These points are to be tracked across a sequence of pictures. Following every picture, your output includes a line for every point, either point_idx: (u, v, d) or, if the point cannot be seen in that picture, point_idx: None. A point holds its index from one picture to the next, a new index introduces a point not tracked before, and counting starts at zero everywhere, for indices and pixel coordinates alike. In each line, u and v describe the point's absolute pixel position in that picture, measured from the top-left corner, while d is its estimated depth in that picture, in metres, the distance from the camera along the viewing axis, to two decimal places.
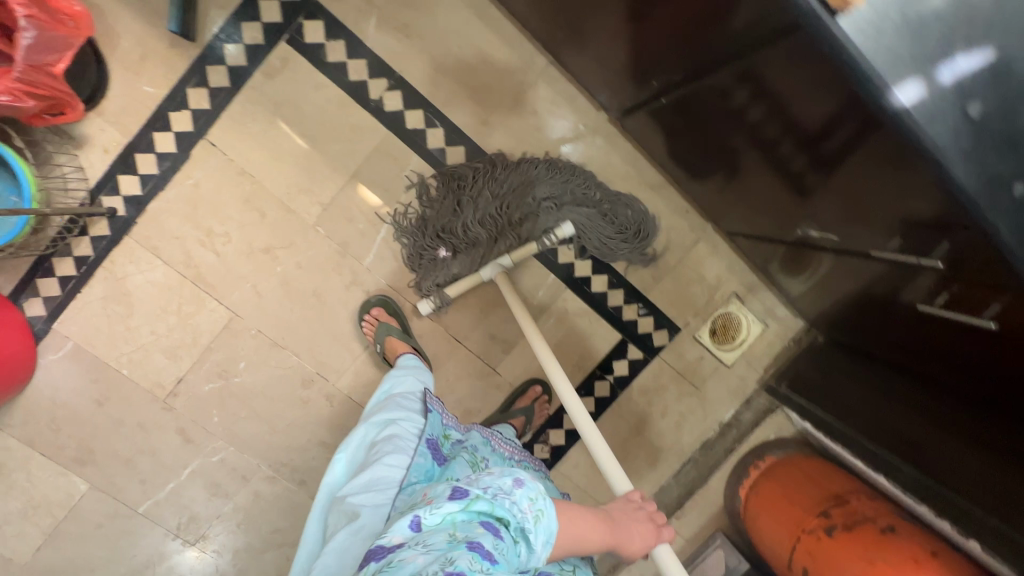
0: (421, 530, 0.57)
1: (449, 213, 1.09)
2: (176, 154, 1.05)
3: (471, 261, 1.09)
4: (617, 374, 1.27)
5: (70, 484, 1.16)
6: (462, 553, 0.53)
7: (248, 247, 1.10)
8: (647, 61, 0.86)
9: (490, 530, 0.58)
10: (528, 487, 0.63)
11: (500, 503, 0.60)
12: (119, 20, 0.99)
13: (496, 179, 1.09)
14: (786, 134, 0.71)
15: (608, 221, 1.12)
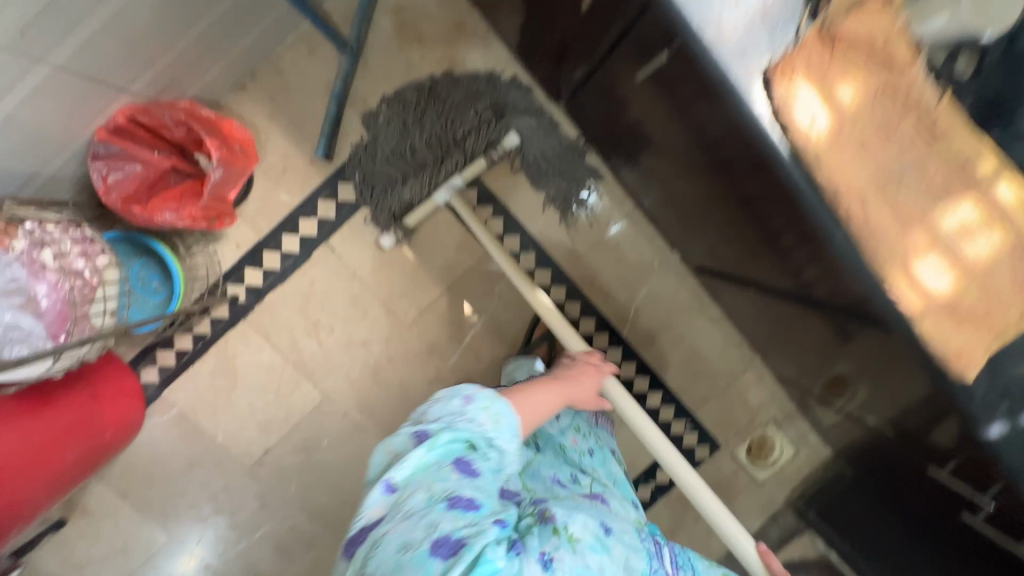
0: (402, 498, 0.55)
1: (398, 135, 1.13)
2: (299, 254, 1.18)
3: (422, 185, 1.13)
4: (659, 480, 1.38)
5: (151, 535, 1.24)
6: (449, 511, 0.52)
7: (348, 339, 1.22)
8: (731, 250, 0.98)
9: (464, 471, 0.57)
10: (480, 411, 0.62)
11: (463, 437, 0.59)
12: (270, 137, 1.12)
13: (439, 98, 1.14)
14: (820, 302, 0.75)
15: (549, 135, 1.18)
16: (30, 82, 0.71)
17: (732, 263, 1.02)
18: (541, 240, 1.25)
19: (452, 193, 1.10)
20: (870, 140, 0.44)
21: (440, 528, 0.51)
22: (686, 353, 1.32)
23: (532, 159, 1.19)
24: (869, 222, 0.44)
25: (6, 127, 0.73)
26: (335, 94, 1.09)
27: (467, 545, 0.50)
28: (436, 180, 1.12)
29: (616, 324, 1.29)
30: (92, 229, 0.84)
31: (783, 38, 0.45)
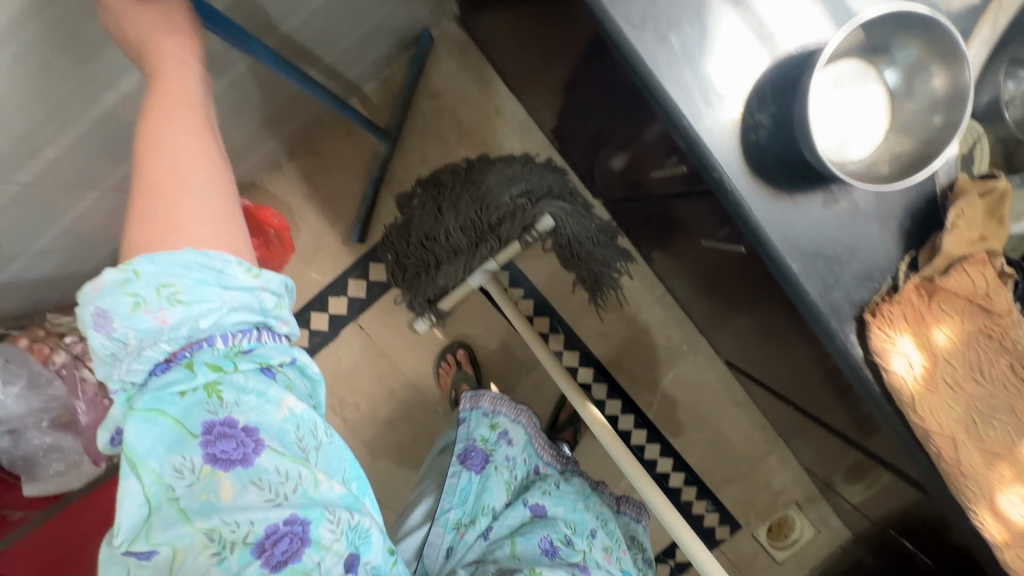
0: (179, 552, 0.42)
1: (430, 220, 1.04)
2: (328, 332, 1.17)
3: (455, 269, 1.02)
4: (679, 559, 1.37)
5: None
6: (231, 505, 0.44)
7: (372, 416, 1.21)
8: (770, 362, 0.99)
9: (218, 432, 0.44)
10: (141, 323, 0.43)
11: (174, 392, 0.44)
12: (303, 218, 1.11)
13: (472, 181, 1.04)
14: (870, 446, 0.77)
15: (588, 216, 1.06)
16: (82, 205, 0.71)
17: (771, 370, 1.03)
18: (570, 321, 1.23)
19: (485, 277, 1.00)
20: (961, 381, 0.43)
21: (260, 530, 0.44)
22: (711, 435, 1.31)
23: (565, 242, 1.05)
24: (961, 464, 0.43)
25: (54, 245, 0.73)
26: (372, 179, 1.09)
27: (309, 533, 0.45)
28: (468, 263, 1.00)
29: (641, 406, 1.28)
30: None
31: (880, 281, 0.42)
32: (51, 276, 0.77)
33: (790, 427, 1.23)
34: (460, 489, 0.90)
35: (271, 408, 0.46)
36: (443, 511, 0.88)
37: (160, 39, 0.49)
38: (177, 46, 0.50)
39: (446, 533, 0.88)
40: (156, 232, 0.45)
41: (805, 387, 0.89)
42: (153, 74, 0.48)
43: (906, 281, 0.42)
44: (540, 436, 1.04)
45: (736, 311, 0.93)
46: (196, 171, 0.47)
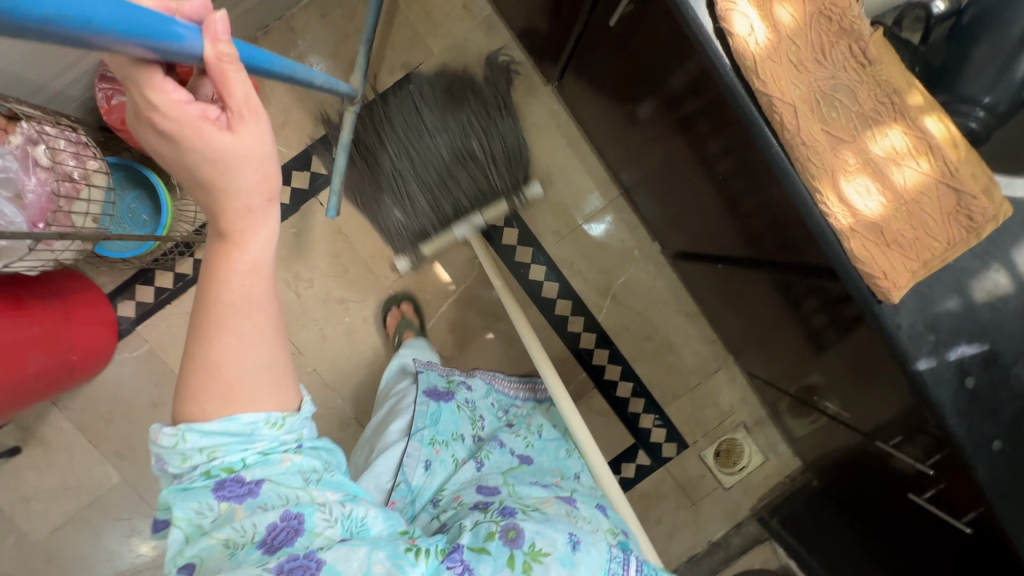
0: (203, 564, 0.49)
1: (386, 188, 1.13)
2: (288, 205, 1.21)
3: (431, 213, 1.13)
4: (624, 474, 1.36)
5: (104, 475, 1.24)
6: (243, 522, 0.50)
7: (325, 295, 1.24)
8: (706, 226, 1.03)
9: (233, 485, 0.51)
10: (189, 472, 0.51)
11: (196, 485, 0.50)
12: (274, 90, 1.17)
13: (398, 154, 1.11)
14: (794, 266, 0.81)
15: (500, 120, 1.16)
16: None
17: (714, 245, 1.06)
18: (526, 217, 1.27)
19: (470, 228, 1.14)
20: (804, 60, 0.47)
21: (261, 529, 0.50)
22: (659, 345, 1.33)
23: (513, 153, 1.16)
24: (801, 133, 0.47)
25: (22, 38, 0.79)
26: (342, 144, 1.01)
27: (303, 522, 0.51)
28: (450, 210, 1.13)
29: (592, 310, 1.31)
30: (86, 134, 0.87)
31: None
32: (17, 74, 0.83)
33: (734, 333, 1.25)
34: (431, 413, 0.91)
35: (276, 459, 0.53)
36: (416, 430, 0.88)
37: (234, 172, 0.45)
38: (248, 159, 0.45)
39: (423, 448, 0.86)
40: (211, 401, 0.50)
41: (727, 228, 0.96)
42: (227, 203, 0.47)
43: None
44: (502, 380, 1.06)
45: (666, 164, 1.01)
46: (248, 348, 0.51)
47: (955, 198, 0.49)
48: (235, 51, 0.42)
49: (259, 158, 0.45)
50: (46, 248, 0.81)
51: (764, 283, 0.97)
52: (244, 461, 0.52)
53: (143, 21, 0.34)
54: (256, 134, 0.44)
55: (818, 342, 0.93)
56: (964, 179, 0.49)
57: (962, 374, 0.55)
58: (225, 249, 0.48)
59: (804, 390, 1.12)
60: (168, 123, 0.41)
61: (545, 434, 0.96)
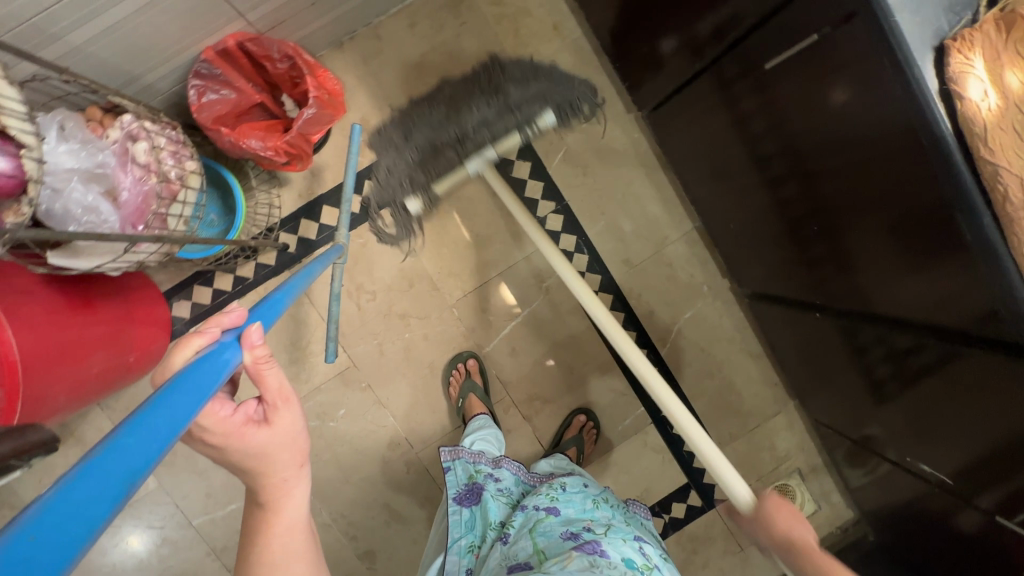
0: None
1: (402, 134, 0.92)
2: (359, 215, 1.18)
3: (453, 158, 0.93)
4: (673, 515, 1.32)
5: (141, 479, 1.19)
6: None
7: (387, 309, 1.20)
8: (788, 271, 1.00)
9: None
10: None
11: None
12: (356, 97, 1.14)
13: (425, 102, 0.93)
14: (879, 345, 0.85)
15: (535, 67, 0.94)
16: None
17: (790, 290, 1.04)
18: (597, 244, 1.24)
19: (481, 162, 0.94)
20: None
21: None
22: (721, 384, 1.30)
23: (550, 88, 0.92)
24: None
25: (130, 25, 0.76)
26: (333, 293, 1.01)
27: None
28: (466, 146, 0.92)
29: (656, 343, 1.27)
30: (185, 133, 0.82)
31: (964, 17, 0.53)
32: (116, 63, 0.81)
33: (804, 379, 1.21)
34: (464, 520, 0.91)
35: None
36: (454, 542, 0.89)
37: (274, 458, 0.53)
38: (286, 445, 0.53)
39: (461, 559, 0.88)
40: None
41: (800, 282, 0.98)
42: (267, 482, 0.53)
43: (984, 17, 0.53)
44: (528, 471, 1.04)
45: (750, 210, 0.99)
46: None
47: None
48: (269, 353, 0.53)
49: (292, 438, 0.54)
50: (133, 251, 0.77)
51: (836, 336, 0.96)
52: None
53: (216, 376, 0.46)
54: (290, 422, 0.53)
55: (879, 393, 0.93)
56: None
57: None
58: (264, 517, 0.55)
59: (862, 437, 1.10)
60: (215, 436, 0.49)
61: (572, 489, 0.92)
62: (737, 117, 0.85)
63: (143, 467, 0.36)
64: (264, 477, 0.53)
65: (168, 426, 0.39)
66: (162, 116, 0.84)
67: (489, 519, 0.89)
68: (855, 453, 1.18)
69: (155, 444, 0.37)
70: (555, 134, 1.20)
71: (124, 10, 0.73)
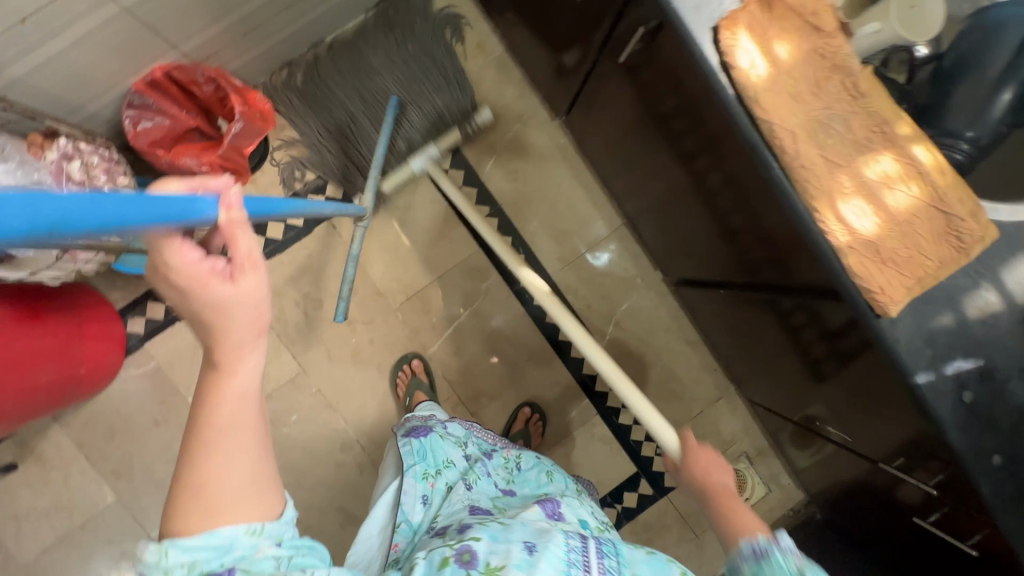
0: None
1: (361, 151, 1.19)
2: (302, 227, 1.25)
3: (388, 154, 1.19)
4: (626, 504, 1.35)
5: (99, 493, 1.22)
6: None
7: (334, 315, 1.26)
8: (702, 255, 1.06)
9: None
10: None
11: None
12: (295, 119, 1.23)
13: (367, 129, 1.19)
14: (810, 324, 0.80)
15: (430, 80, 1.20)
16: (91, 22, 0.81)
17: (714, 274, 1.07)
18: (533, 244, 1.31)
19: (427, 160, 1.18)
20: (801, 92, 0.51)
21: None
22: (662, 373, 1.34)
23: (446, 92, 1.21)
24: (800, 156, 0.51)
25: (68, 57, 0.84)
26: (354, 257, 1.09)
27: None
28: (402, 145, 1.18)
29: (595, 335, 1.33)
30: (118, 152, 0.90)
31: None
32: (58, 92, 0.88)
33: (736, 361, 1.26)
34: (416, 450, 0.88)
35: (252, 552, 0.47)
36: (408, 468, 0.85)
37: (230, 315, 0.45)
38: (249, 308, 0.46)
39: (417, 484, 0.84)
40: (195, 509, 0.47)
41: (719, 258, 0.99)
42: (222, 339, 0.46)
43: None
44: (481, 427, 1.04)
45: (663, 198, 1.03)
46: (234, 465, 0.48)
47: (945, 221, 0.53)
48: (247, 215, 0.44)
49: (256, 305, 0.46)
50: (69, 258, 0.84)
51: (756, 314, 1.00)
52: (222, 565, 0.46)
53: (179, 211, 0.37)
54: (252, 285, 0.44)
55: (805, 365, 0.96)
56: (952, 203, 0.53)
57: (960, 388, 0.55)
58: (215, 378, 0.47)
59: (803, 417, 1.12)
60: (178, 278, 0.43)
61: (526, 468, 0.95)
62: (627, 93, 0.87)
63: (47, 224, 0.27)
64: (218, 332, 0.45)
65: (100, 213, 0.30)
66: (98, 139, 0.93)
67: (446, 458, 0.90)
68: (800, 435, 1.20)
69: (79, 213, 0.29)
70: (486, 143, 1.28)
71: (60, 42, 0.81)
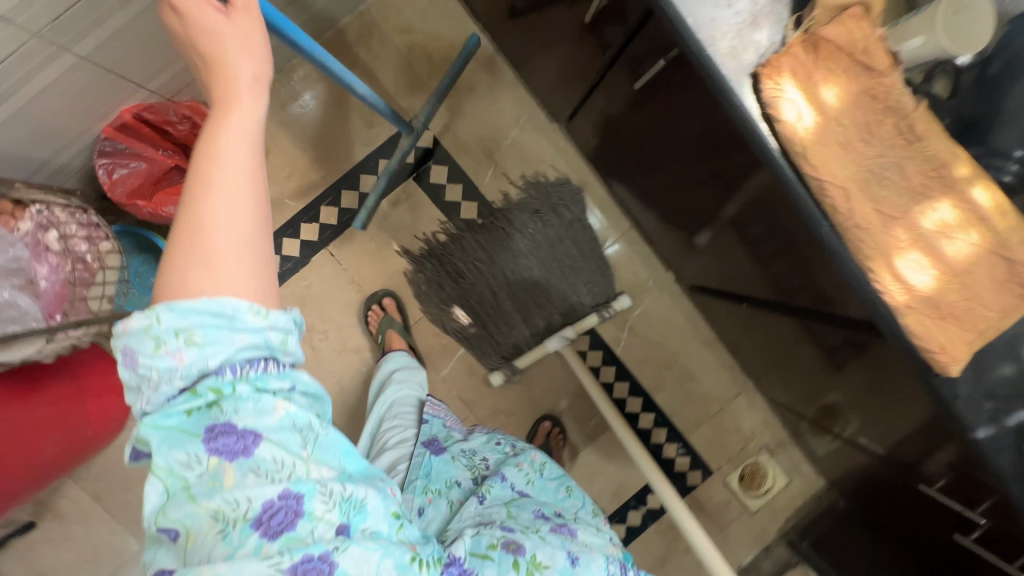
0: (190, 536, 0.43)
1: (513, 325, 1.20)
2: (299, 258, 1.19)
3: (522, 326, 1.21)
4: (650, 506, 1.36)
5: (123, 543, 1.21)
6: (231, 489, 0.43)
7: (341, 345, 1.22)
8: (723, 264, 1.04)
9: (233, 442, 0.43)
10: (161, 361, 0.42)
11: (176, 409, 0.43)
12: (279, 144, 1.16)
13: (502, 298, 1.19)
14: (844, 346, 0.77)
15: (556, 239, 1.20)
16: (43, 79, 0.74)
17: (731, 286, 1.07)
18: None
19: (562, 341, 1.20)
20: (852, 139, 0.50)
21: (257, 505, 0.43)
22: (679, 375, 1.33)
23: (557, 256, 1.20)
24: (854, 215, 0.49)
25: (27, 113, 0.77)
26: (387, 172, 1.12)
27: (303, 505, 0.44)
28: (540, 323, 1.20)
29: (610, 343, 1.30)
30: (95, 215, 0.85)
31: (772, 40, 0.53)
32: (20, 150, 0.81)
33: (755, 361, 1.24)
34: (425, 466, 0.88)
35: (267, 411, 0.45)
36: (410, 485, 0.85)
37: (223, 43, 0.50)
38: (244, 38, 0.51)
39: (415, 498, 0.84)
40: (189, 269, 0.43)
41: (748, 274, 0.96)
42: (218, 77, 0.49)
43: (792, 39, 0.52)
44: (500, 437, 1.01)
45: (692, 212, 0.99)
46: (232, 212, 0.44)
47: (1007, 267, 0.50)
48: None
49: (253, 43, 0.51)
50: (59, 334, 0.76)
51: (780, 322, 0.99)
52: (221, 370, 0.43)
53: None
54: (249, 20, 0.51)
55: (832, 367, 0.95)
56: (1015, 248, 0.50)
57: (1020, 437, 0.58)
58: (213, 110, 0.48)
59: (823, 411, 1.14)
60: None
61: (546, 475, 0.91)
62: (654, 109, 0.85)
63: None
64: (219, 64, 0.49)
65: None
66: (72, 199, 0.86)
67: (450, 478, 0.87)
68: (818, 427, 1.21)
69: None
70: (483, 152, 1.21)
71: (17, 100, 0.73)
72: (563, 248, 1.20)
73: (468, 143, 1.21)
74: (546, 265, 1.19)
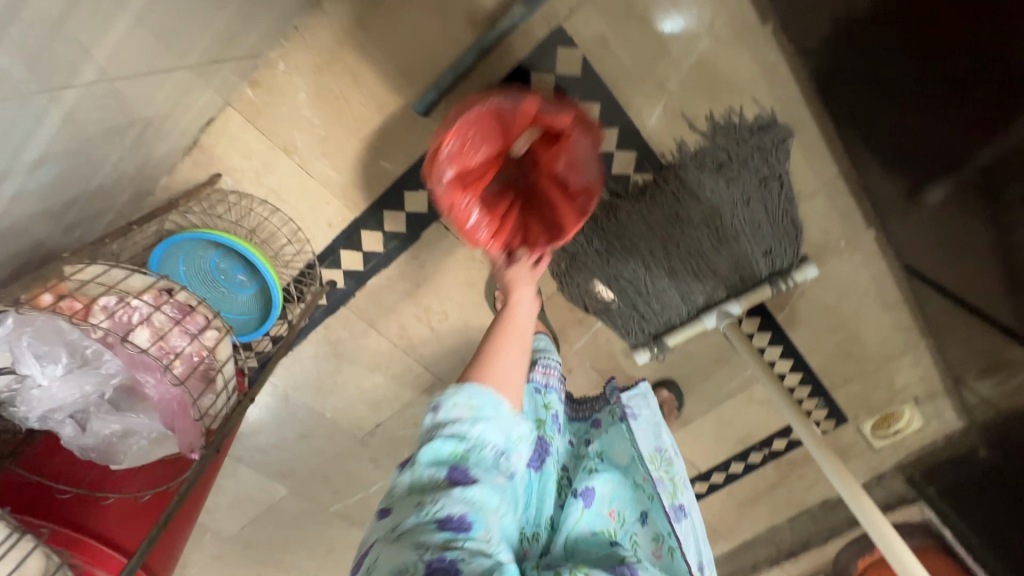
0: (396, 522, 0.52)
1: (668, 302, 1.00)
2: (406, 234, 0.95)
3: (680, 305, 1.00)
4: (774, 448, 1.34)
5: (272, 490, 1.27)
6: (441, 492, 0.52)
7: (464, 325, 1.05)
8: (949, 250, 0.82)
9: (463, 466, 0.54)
10: (448, 414, 0.56)
11: (445, 445, 0.55)
12: (367, 83, 0.83)
13: (660, 272, 0.96)
14: None
15: (747, 200, 0.91)
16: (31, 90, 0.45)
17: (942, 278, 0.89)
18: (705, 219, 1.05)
19: (723, 319, 0.99)
20: None
21: (443, 512, 0.51)
22: (844, 337, 1.15)
23: (740, 221, 0.92)
24: None
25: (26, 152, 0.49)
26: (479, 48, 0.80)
27: (470, 520, 0.50)
28: (700, 302, 0.99)
29: (769, 307, 1.11)
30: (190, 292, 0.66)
31: None
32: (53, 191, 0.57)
33: (941, 328, 1.06)
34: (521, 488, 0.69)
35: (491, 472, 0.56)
36: None
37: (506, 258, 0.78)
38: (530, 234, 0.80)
39: None
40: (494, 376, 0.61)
41: (975, 262, 0.76)
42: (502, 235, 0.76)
43: None
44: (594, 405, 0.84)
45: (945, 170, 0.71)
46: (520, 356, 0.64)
47: None
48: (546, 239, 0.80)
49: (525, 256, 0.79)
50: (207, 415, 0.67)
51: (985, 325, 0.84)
52: (488, 460, 0.56)
53: None
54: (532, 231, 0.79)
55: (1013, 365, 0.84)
56: None
57: None
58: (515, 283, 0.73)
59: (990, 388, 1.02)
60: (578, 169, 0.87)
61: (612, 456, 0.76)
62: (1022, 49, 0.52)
63: None
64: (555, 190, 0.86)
65: None
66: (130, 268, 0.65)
67: (540, 515, 0.68)
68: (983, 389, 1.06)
69: None
70: (645, 78, 0.86)
71: (47, 140, 0.51)
72: (763, 218, 0.92)
73: (627, 65, 0.85)
74: (724, 229, 0.92)
